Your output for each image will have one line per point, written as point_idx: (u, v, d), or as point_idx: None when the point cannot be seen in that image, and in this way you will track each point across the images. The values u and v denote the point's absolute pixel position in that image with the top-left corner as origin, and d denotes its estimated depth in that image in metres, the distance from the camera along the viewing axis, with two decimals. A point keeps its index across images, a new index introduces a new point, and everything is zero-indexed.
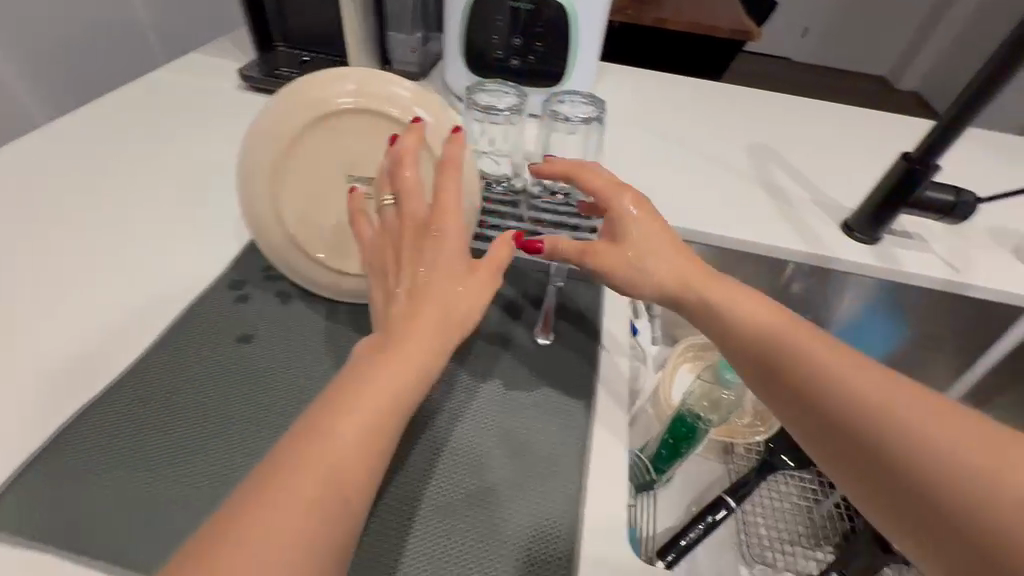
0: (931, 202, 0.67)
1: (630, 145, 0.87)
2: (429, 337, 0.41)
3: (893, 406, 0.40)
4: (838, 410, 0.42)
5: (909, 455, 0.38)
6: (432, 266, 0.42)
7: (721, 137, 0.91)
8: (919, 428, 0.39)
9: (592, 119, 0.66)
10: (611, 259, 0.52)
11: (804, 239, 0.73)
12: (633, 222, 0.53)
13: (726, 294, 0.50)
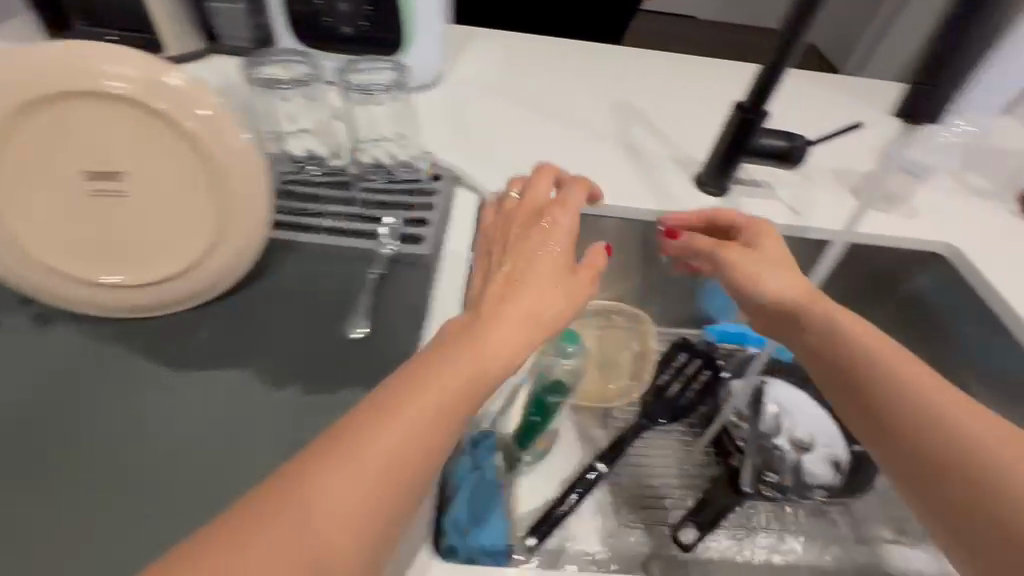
0: (767, 150, 0.68)
1: (490, 114, 0.82)
2: (529, 328, 0.42)
3: (946, 402, 0.46)
4: (885, 377, 0.48)
5: (945, 433, 0.44)
6: (532, 254, 0.45)
7: (584, 98, 0.89)
8: (962, 420, 0.44)
9: (394, 86, 0.63)
10: (748, 272, 0.58)
11: (656, 197, 0.73)
12: (764, 244, 0.60)
13: (793, 282, 0.56)
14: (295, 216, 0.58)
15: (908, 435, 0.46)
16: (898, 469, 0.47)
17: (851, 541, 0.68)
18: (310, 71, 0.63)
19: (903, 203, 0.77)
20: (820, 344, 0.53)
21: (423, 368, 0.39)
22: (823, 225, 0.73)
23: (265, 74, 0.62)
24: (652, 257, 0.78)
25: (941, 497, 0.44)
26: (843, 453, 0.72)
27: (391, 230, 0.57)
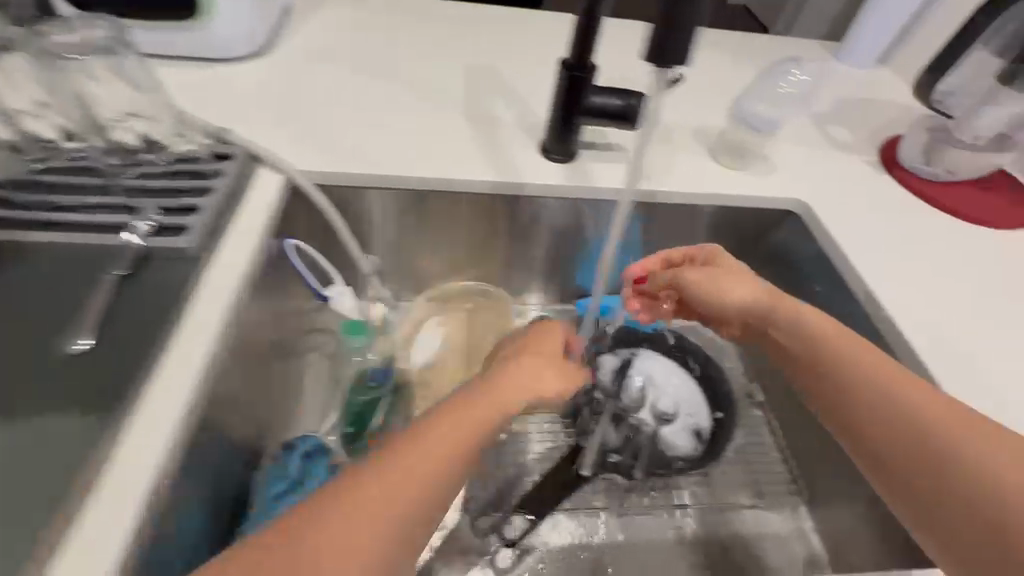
0: (604, 107, 0.63)
1: (324, 83, 0.75)
2: (520, 390, 0.42)
3: (922, 404, 0.43)
4: (834, 377, 0.48)
5: (908, 412, 0.44)
6: (537, 349, 0.46)
7: (434, 64, 0.82)
8: (940, 422, 0.42)
9: (114, 43, 0.56)
10: (728, 284, 0.58)
11: (494, 168, 0.67)
12: (725, 263, 0.60)
13: (756, 293, 0.57)
14: (21, 212, 0.49)
15: (873, 419, 0.45)
16: (873, 461, 0.45)
17: (705, 507, 0.67)
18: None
19: (760, 159, 0.74)
20: (794, 345, 0.53)
21: (449, 412, 0.39)
22: (670, 189, 0.69)
23: None
24: (506, 231, 0.73)
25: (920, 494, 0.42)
26: (704, 422, 0.70)
27: (142, 223, 0.49)
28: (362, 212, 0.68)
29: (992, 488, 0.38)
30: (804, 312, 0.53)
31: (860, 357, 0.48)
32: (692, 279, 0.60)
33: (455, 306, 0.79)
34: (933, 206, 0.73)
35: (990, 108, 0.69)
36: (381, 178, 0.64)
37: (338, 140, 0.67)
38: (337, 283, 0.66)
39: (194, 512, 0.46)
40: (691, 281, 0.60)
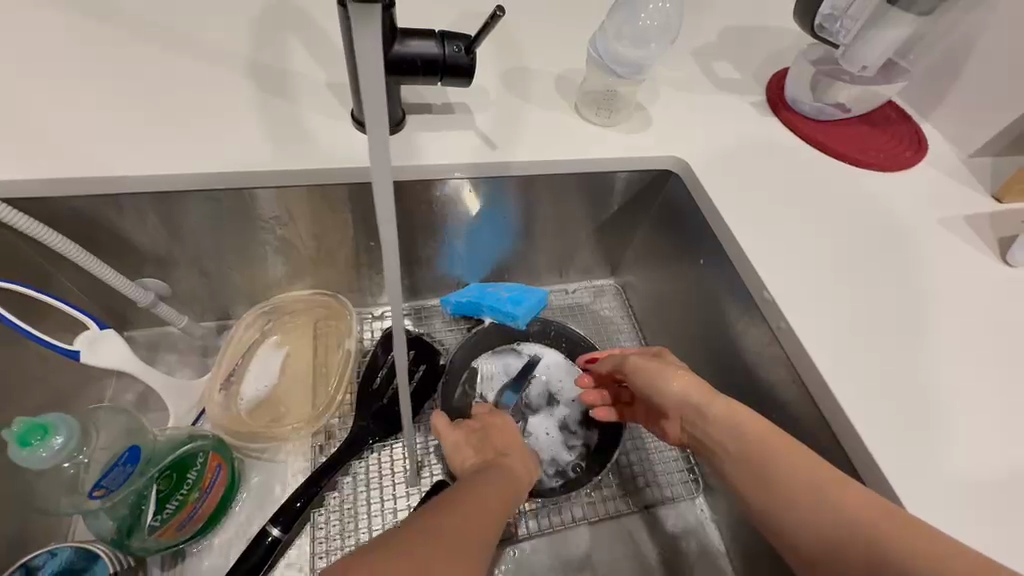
0: (418, 59, 0.48)
1: (44, 50, 0.54)
2: (516, 489, 0.47)
3: (865, 522, 0.37)
4: (764, 486, 0.42)
5: (848, 532, 0.37)
6: (507, 447, 0.52)
7: (219, 4, 0.62)
8: (883, 538, 0.36)
9: None
10: (655, 369, 0.52)
11: (286, 152, 0.51)
12: (673, 360, 0.53)
13: (691, 383, 0.49)
14: None
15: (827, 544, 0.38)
16: None
17: (596, 519, 0.60)
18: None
19: (634, 110, 0.63)
20: (725, 443, 0.46)
21: (460, 502, 0.40)
22: (523, 159, 0.57)
23: None
24: (330, 226, 0.58)
25: None
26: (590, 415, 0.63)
27: None
28: (123, 224, 0.52)
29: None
30: (729, 413, 0.46)
31: (789, 463, 0.42)
32: (643, 366, 0.53)
33: (297, 323, 0.65)
34: (822, 150, 0.65)
35: (876, 33, 0.60)
36: (122, 184, 0.48)
37: (58, 132, 0.48)
38: (88, 329, 0.49)
39: None
40: (636, 368, 0.54)
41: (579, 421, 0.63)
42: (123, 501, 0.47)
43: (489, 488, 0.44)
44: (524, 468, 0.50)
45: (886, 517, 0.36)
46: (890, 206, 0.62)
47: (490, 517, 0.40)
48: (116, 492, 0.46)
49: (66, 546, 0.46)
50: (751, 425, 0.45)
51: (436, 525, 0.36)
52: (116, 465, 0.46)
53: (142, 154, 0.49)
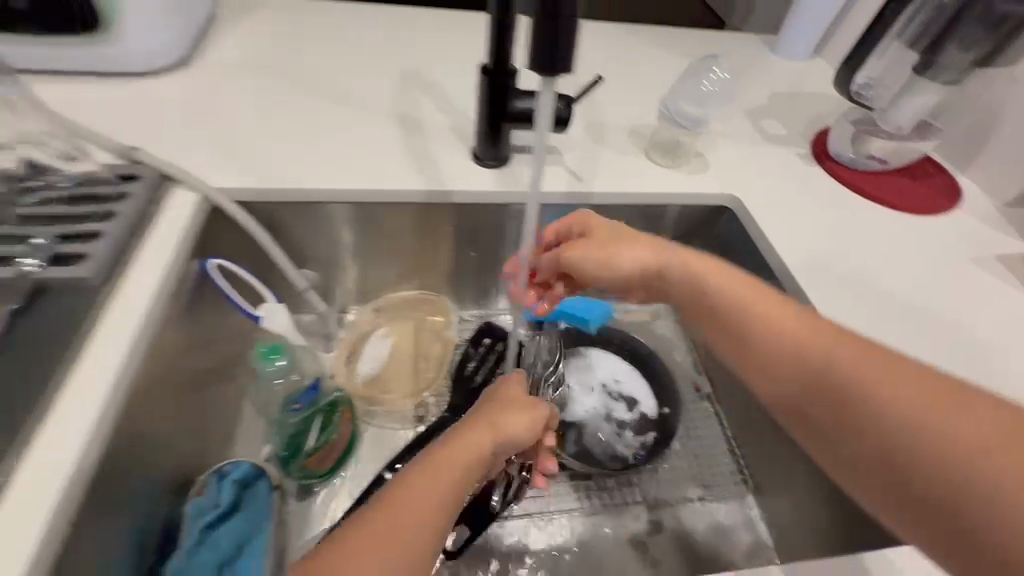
0: (534, 113, 0.62)
1: (245, 94, 0.73)
2: (515, 430, 0.51)
3: (856, 380, 0.39)
4: (758, 348, 0.46)
5: (883, 408, 0.37)
6: (503, 392, 0.55)
7: (369, 69, 0.80)
8: (871, 395, 0.38)
9: None
10: (595, 255, 0.54)
11: (424, 177, 0.66)
12: (603, 234, 0.55)
13: (644, 253, 0.53)
14: None
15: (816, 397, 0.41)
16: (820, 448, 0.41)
17: (655, 504, 0.68)
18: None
19: (694, 156, 0.75)
20: (715, 308, 0.50)
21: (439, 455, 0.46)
22: (604, 191, 0.70)
23: None
24: (444, 236, 0.72)
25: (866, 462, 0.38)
26: (648, 417, 0.72)
27: (37, 253, 0.45)
28: (294, 226, 0.67)
29: (986, 489, 0.32)
30: (755, 301, 0.48)
31: (820, 343, 0.42)
32: (583, 254, 0.54)
33: (400, 317, 0.79)
34: (861, 196, 0.75)
35: (911, 97, 0.70)
36: (308, 195, 0.63)
37: (262, 153, 0.65)
38: (268, 301, 0.63)
39: (115, 549, 0.44)
40: (574, 260, 0.55)
41: (634, 417, 0.72)
42: (292, 426, 0.60)
43: (470, 430, 0.49)
44: (521, 404, 0.54)
45: (926, 386, 0.37)
46: (926, 244, 0.70)
47: (456, 481, 0.45)
48: (304, 409, 0.60)
49: (244, 461, 0.57)
50: (780, 314, 0.46)
51: (396, 499, 0.43)
52: (308, 389, 0.60)
53: (320, 173, 0.65)
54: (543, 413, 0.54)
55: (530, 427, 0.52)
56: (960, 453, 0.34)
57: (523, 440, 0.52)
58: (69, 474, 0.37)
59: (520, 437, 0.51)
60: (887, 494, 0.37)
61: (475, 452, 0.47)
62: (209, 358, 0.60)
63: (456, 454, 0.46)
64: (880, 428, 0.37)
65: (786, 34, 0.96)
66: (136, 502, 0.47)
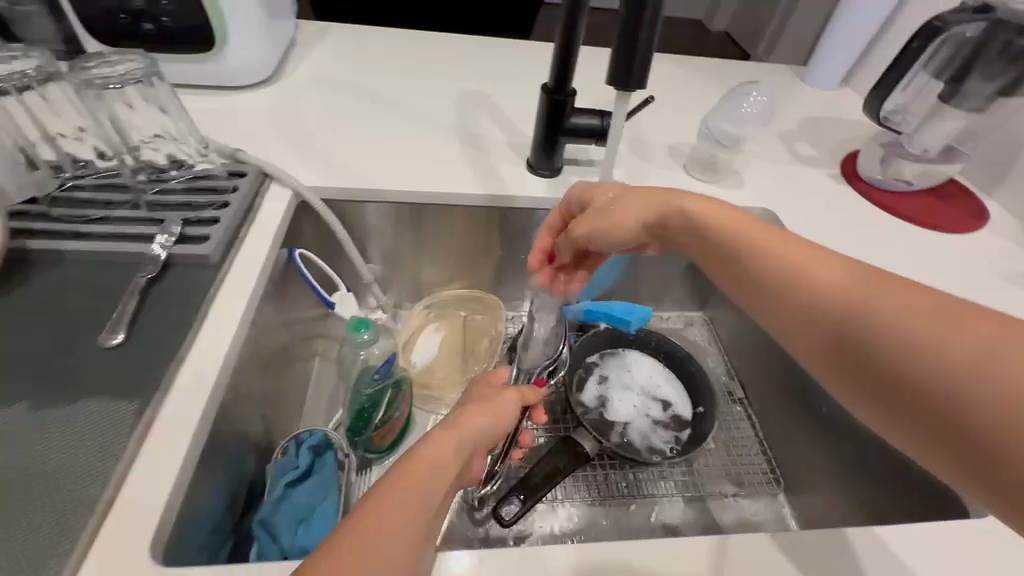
0: (588, 128, 0.69)
1: (326, 108, 0.82)
2: (490, 434, 0.46)
3: (868, 305, 0.36)
4: (765, 283, 0.43)
5: (882, 327, 0.34)
6: (486, 397, 0.49)
7: (430, 89, 0.89)
8: (884, 317, 0.35)
9: (135, 81, 0.54)
10: (604, 226, 0.54)
11: (484, 183, 0.73)
12: (604, 198, 0.56)
13: (646, 203, 0.52)
14: (80, 212, 0.54)
15: (825, 323, 0.38)
16: (833, 377, 0.38)
17: (691, 497, 0.71)
18: (42, 66, 0.52)
19: (730, 173, 0.81)
20: (721, 244, 0.47)
21: (414, 462, 0.40)
22: None
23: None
24: (497, 238, 0.78)
25: (879, 388, 0.34)
26: (683, 416, 0.76)
27: (168, 233, 0.53)
28: (365, 224, 0.75)
29: (985, 405, 0.29)
30: (756, 233, 0.45)
31: (820, 271, 0.40)
32: (592, 228, 0.54)
33: (451, 313, 0.84)
34: (890, 213, 0.79)
35: (936, 121, 0.76)
36: (383, 195, 0.71)
37: (342, 159, 0.73)
38: (341, 290, 0.70)
39: (215, 491, 0.49)
40: (588, 234, 0.55)
41: (669, 416, 0.76)
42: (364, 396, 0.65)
43: (448, 435, 0.43)
44: (504, 408, 0.48)
45: (927, 308, 0.34)
46: (955, 259, 0.74)
47: (428, 497, 0.39)
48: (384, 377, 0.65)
49: (318, 430, 0.63)
50: (783, 244, 0.43)
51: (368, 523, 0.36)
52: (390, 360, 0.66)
53: (393, 176, 0.72)
54: (511, 410, 0.49)
55: (497, 422, 0.47)
56: (932, 358, 0.31)
57: (491, 439, 0.47)
58: (197, 413, 0.43)
59: (485, 436, 0.46)
60: (891, 421, 0.34)
61: (449, 461, 0.41)
62: (288, 335, 0.66)
63: (425, 465, 0.40)
64: (889, 348, 0.34)
65: (815, 66, 1.02)
66: (232, 452, 0.52)
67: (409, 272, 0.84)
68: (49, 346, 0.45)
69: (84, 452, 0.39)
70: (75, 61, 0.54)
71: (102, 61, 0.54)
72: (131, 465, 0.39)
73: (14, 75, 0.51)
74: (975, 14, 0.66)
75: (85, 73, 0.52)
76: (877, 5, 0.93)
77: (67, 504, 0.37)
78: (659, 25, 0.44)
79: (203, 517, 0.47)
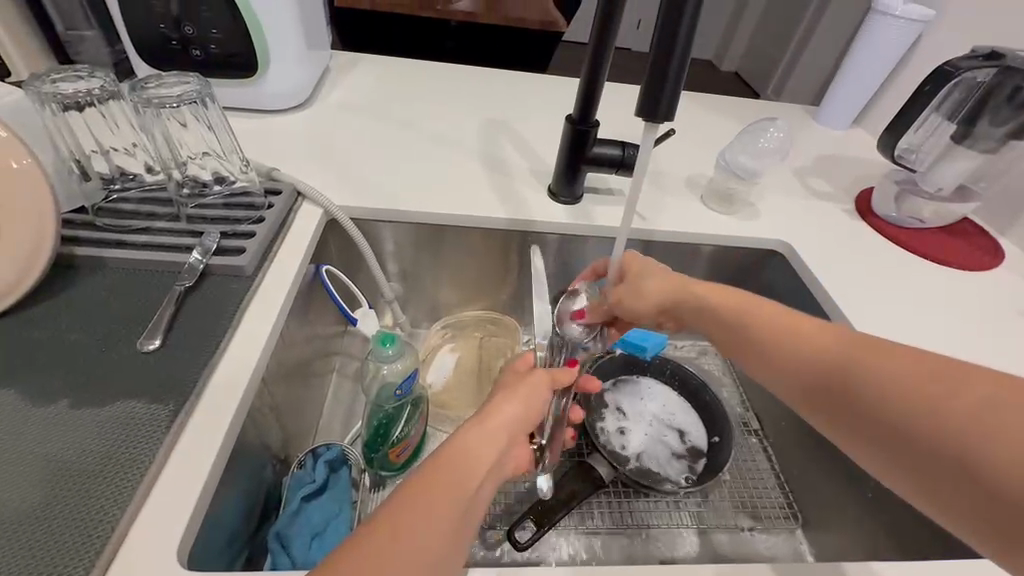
0: (609, 157, 0.71)
1: (356, 132, 0.85)
2: (520, 428, 0.46)
3: (862, 367, 0.39)
4: (766, 352, 0.46)
5: (885, 394, 0.37)
6: (521, 386, 0.48)
7: (455, 118, 0.92)
8: (880, 381, 0.37)
9: (191, 102, 0.58)
10: (627, 293, 0.58)
11: (507, 208, 0.75)
12: (632, 271, 0.59)
13: (662, 281, 0.56)
14: (126, 223, 0.56)
15: (824, 386, 0.41)
16: (843, 436, 0.40)
17: (704, 529, 0.69)
18: (106, 87, 0.55)
19: (746, 205, 0.83)
20: (718, 320, 0.51)
21: (444, 459, 0.40)
22: (665, 229, 0.77)
23: (55, 89, 0.52)
24: (517, 260, 0.80)
25: (889, 446, 0.37)
26: (698, 446, 0.75)
27: (206, 245, 0.55)
28: (389, 243, 0.77)
29: (992, 466, 0.31)
30: (757, 307, 0.49)
31: (821, 341, 0.43)
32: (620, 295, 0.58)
33: (467, 333, 0.86)
34: (904, 249, 0.80)
35: (947, 162, 0.77)
36: (408, 215, 0.73)
37: (370, 181, 0.76)
38: (363, 306, 0.71)
39: (233, 500, 0.49)
40: (615, 298, 0.59)
41: (684, 447, 0.75)
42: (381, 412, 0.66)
43: (479, 432, 0.43)
44: (533, 405, 0.48)
45: (924, 374, 0.36)
46: (973, 295, 0.74)
47: (458, 497, 0.39)
48: (406, 395, 0.66)
49: (335, 445, 0.63)
50: (794, 318, 0.46)
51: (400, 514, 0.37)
52: (411, 377, 0.66)
53: (418, 198, 0.74)
54: (540, 399, 0.49)
55: (527, 415, 0.47)
56: (932, 418, 0.34)
57: (522, 430, 0.46)
58: (223, 419, 0.44)
59: (517, 429, 0.45)
60: (907, 481, 0.36)
61: (479, 458, 0.41)
62: (309, 349, 0.67)
63: (460, 458, 0.41)
64: (890, 408, 0.36)
65: (828, 105, 1.05)
66: (252, 460, 0.53)
67: (428, 292, 0.85)
68: (90, 347, 0.46)
69: (119, 452, 0.40)
70: (135, 82, 0.57)
71: (160, 82, 0.58)
72: (163, 465, 0.40)
73: (81, 93, 0.53)
74: (986, 60, 0.69)
75: (144, 94, 0.55)
76: (888, 50, 0.97)
77: (98, 506, 0.37)
78: (688, 62, 0.47)
79: (219, 523, 0.47)
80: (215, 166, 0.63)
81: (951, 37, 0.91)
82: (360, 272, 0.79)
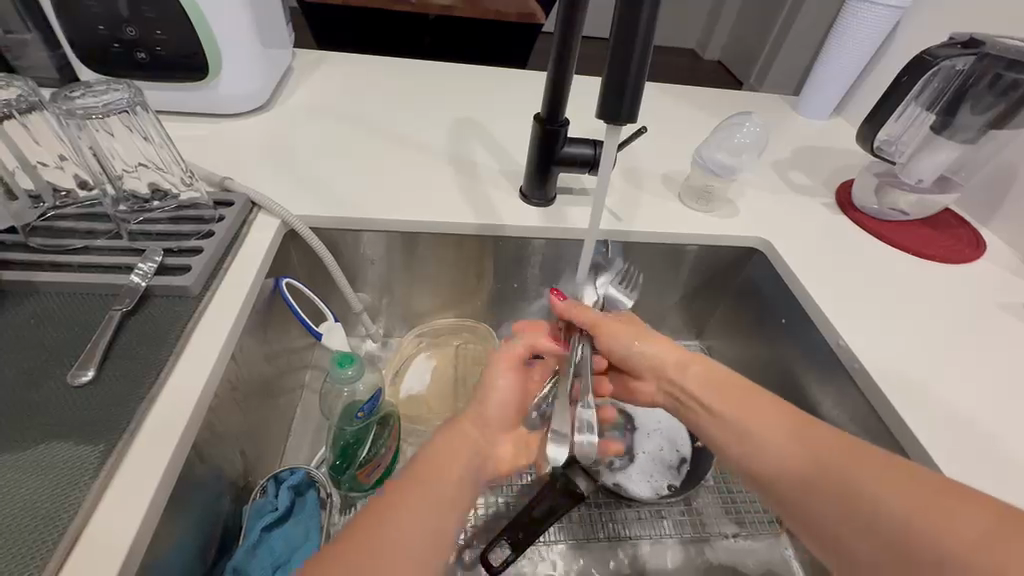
0: (579, 156, 0.68)
1: (319, 135, 0.81)
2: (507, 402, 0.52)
3: (856, 475, 0.41)
4: (731, 427, 0.49)
5: (887, 507, 0.39)
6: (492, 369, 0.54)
7: (423, 119, 0.89)
8: (868, 489, 0.40)
9: (120, 110, 0.54)
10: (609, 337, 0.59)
11: (477, 212, 0.72)
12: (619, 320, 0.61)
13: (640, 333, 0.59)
14: (62, 242, 0.53)
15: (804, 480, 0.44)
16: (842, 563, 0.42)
17: (689, 539, 0.67)
18: (25, 96, 0.52)
19: (725, 203, 0.80)
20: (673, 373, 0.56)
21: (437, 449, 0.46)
22: (640, 228, 0.74)
23: None
24: (490, 264, 0.77)
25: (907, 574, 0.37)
26: (681, 456, 0.73)
27: (147, 263, 0.52)
28: (355, 251, 0.73)
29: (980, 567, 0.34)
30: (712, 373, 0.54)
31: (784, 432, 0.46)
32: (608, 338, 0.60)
33: (443, 342, 0.83)
34: (887, 243, 0.78)
35: (929, 152, 0.76)
36: (373, 223, 0.69)
37: (333, 187, 0.72)
38: (327, 320, 0.67)
39: (182, 535, 0.46)
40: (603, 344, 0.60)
41: (669, 459, 0.73)
42: (349, 435, 0.63)
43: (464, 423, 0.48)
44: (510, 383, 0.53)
45: (894, 473, 0.40)
46: (959, 289, 0.72)
47: (444, 480, 0.43)
48: (370, 416, 0.63)
49: (299, 468, 0.60)
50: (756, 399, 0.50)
51: (402, 494, 0.41)
52: (375, 397, 0.64)
53: (383, 205, 0.71)
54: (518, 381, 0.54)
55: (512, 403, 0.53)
56: (903, 509, 0.38)
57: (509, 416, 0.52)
58: (161, 455, 0.40)
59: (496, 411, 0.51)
60: None
61: (463, 443, 0.46)
62: (271, 366, 0.64)
63: (450, 445, 0.46)
64: (890, 527, 0.38)
65: (808, 97, 1.03)
66: (203, 492, 0.49)
67: (399, 300, 0.82)
68: (16, 382, 0.43)
69: (42, 498, 0.37)
70: (57, 91, 0.53)
71: (86, 89, 0.54)
72: (94, 507, 0.37)
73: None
74: (964, 48, 0.67)
75: (64, 102, 0.51)
76: (866, 38, 0.94)
77: (16, 555, 0.34)
78: (650, 56, 0.44)
79: (165, 564, 0.44)
80: (158, 177, 0.59)
81: (931, 23, 0.89)
82: (326, 282, 0.75)
